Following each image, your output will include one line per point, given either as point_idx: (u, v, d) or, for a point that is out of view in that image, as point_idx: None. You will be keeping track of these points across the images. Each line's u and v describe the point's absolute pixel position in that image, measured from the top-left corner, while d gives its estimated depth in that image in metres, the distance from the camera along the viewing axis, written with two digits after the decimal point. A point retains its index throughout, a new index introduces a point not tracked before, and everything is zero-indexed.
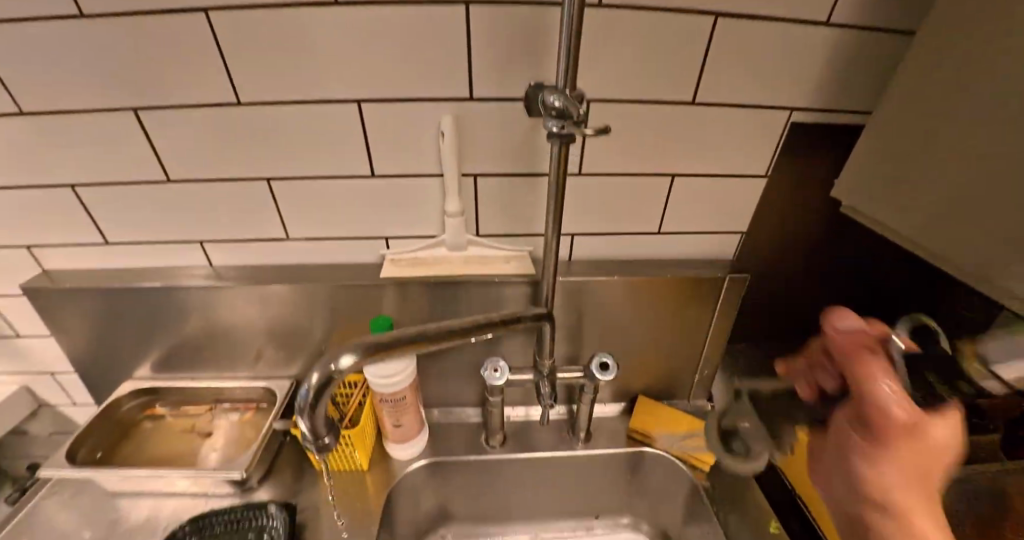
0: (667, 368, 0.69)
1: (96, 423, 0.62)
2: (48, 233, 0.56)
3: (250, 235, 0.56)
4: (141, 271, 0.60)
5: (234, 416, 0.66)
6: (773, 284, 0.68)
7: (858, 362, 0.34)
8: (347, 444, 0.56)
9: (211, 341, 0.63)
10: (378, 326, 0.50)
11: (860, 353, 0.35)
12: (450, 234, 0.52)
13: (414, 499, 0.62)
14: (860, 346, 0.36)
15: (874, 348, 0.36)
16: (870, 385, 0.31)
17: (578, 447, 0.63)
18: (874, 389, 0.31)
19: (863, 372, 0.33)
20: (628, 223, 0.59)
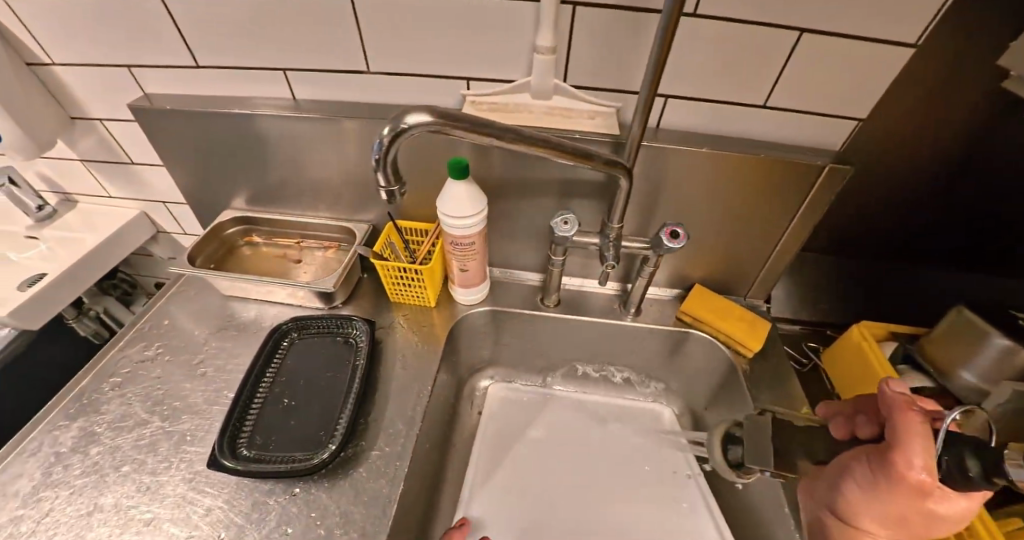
0: (738, 258, 0.66)
1: (206, 240, 0.68)
2: (145, 49, 0.57)
3: (332, 65, 0.55)
4: (232, 99, 0.62)
5: (319, 252, 0.71)
6: (877, 183, 0.61)
7: (899, 416, 0.24)
8: (417, 281, 0.62)
9: (294, 177, 0.66)
10: (455, 167, 0.51)
11: (905, 410, 0.24)
12: (537, 76, 0.49)
13: (471, 340, 0.69)
14: (905, 404, 0.25)
15: (922, 408, 0.24)
16: (899, 436, 0.24)
17: (629, 319, 0.66)
18: (901, 448, 0.23)
19: (896, 432, 0.24)
20: (737, 90, 0.52)
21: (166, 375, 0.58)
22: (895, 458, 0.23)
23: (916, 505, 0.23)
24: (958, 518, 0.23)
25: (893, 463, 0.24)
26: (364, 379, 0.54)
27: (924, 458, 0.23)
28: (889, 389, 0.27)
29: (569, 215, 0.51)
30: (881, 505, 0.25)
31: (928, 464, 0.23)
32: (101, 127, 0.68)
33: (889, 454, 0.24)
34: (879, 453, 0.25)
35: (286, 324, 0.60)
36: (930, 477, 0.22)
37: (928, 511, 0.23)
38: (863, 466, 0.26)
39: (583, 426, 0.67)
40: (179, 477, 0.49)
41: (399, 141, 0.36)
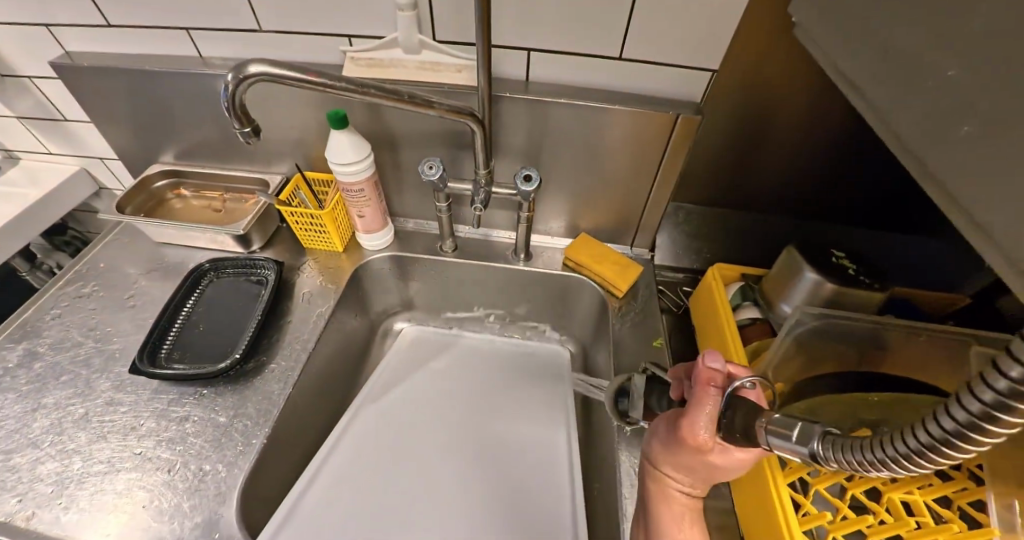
0: (620, 207, 0.72)
1: (136, 191, 0.74)
2: (56, 6, 0.62)
3: (225, 23, 0.60)
4: (145, 56, 0.67)
5: (241, 203, 0.77)
6: (740, 135, 0.66)
7: (700, 390, 0.33)
8: (322, 227, 0.68)
9: (211, 131, 0.72)
10: (333, 118, 0.56)
11: (704, 387, 0.33)
12: (401, 32, 0.54)
13: (381, 283, 0.76)
14: (703, 381, 0.33)
15: (718, 386, 0.33)
16: (696, 410, 0.33)
17: (520, 264, 0.73)
18: (694, 414, 0.32)
19: (692, 407, 0.33)
20: (592, 44, 0.57)
21: (100, 307, 0.66)
22: (682, 428, 0.33)
23: (698, 458, 0.33)
24: (736, 461, 0.33)
25: (683, 427, 0.33)
26: (268, 306, 0.62)
27: (710, 414, 0.32)
28: (702, 370, 0.34)
29: (435, 162, 0.57)
30: (674, 461, 0.35)
31: (711, 423, 0.32)
32: (31, 84, 0.73)
33: (683, 426, 0.33)
34: (665, 430, 0.36)
35: (207, 265, 0.67)
36: (708, 436, 0.32)
37: (704, 459, 0.33)
38: (662, 429, 0.36)
39: (484, 367, 0.74)
40: (105, 384, 0.58)
41: (244, 87, 0.42)
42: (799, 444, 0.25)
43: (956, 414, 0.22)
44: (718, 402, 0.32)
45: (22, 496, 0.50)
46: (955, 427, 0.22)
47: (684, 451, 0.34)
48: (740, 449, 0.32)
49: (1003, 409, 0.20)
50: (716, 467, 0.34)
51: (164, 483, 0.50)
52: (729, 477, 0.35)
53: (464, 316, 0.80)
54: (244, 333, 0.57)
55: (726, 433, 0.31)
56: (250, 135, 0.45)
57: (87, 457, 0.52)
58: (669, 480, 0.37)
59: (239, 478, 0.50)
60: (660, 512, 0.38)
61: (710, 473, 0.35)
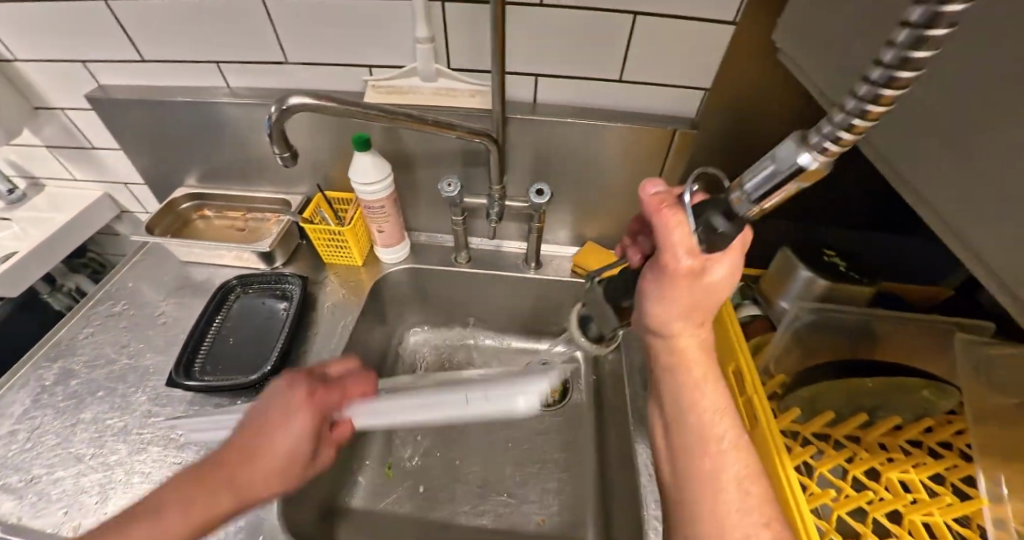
0: (624, 216, 0.76)
1: (162, 214, 0.77)
2: (95, 44, 0.67)
3: (254, 56, 0.65)
4: (175, 87, 0.71)
5: (263, 222, 0.80)
6: None
7: (657, 215, 0.37)
8: (344, 242, 0.72)
9: (236, 156, 0.76)
10: (358, 141, 0.61)
11: (660, 209, 0.37)
12: (421, 62, 0.59)
13: (398, 296, 0.79)
14: (662, 205, 0.37)
15: (670, 203, 0.37)
16: (666, 235, 0.36)
17: (531, 271, 0.76)
18: (666, 232, 0.36)
19: (661, 233, 0.36)
20: (594, 68, 0.62)
21: (133, 324, 0.69)
22: (666, 259, 0.37)
23: (692, 283, 0.38)
24: (725, 273, 0.37)
25: (666, 257, 0.37)
26: (295, 319, 0.66)
27: (680, 240, 0.36)
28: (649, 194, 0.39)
29: (453, 179, 0.61)
30: (672, 295, 0.39)
31: (685, 234, 0.36)
32: (63, 116, 0.78)
33: (665, 257, 0.37)
34: (653, 278, 0.40)
35: (233, 282, 0.71)
36: (692, 257, 0.36)
37: (697, 280, 0.37)
38: (653, 282, 0.40)
39: (462, 371, 0.68)
40: (143, 398, 0.61)
41: (286, 118, 0.47)
42: (782, 169, 0.26)
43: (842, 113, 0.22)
44: (684, 213, 0.36)
45: (68, 507, 0.51)
46: (856, 105, 0.20)
47: (676, 281, 0.38)
48: (724, 252, 0.36)
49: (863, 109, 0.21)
50: (708, 287, 0.38)
51: None
52: (728, 290, 0.39)
53: (477, 325, 0.83)
54: (276, 344, 0.61)
55: (708, 243, 0.34)
56: (289, 159, 0.50)
57: (130, 467, 0.54)
58: (679, 336, 0.42)
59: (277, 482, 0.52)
60: (684, 373, 0.42)
61: (707, 296, 0.39)
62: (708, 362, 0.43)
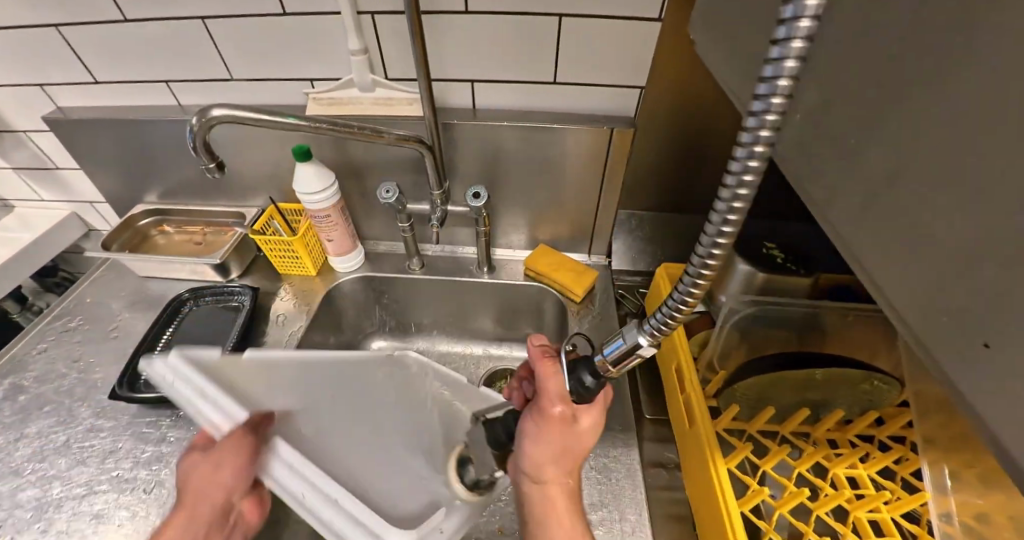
0: (575, 217, 0.76)
1: (120, 229, 0.79)
2: (50, 67, 0.69)
3: (199, 73, 0.66)
4: (129, 106, 0.73)
5: (220, 235, 0.81)
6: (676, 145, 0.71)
7: (540, 367, 0.44)
8: (295, 252, 0.73)
9: (191, 171, 0.78)
10: (299, 152, 0.62)
11: (545, 363, 0.44)
12: (356, 72, 0.60)
13: (355, 305, 0.80)
14: (542, 362, 0.45)
15: (553, 362, 0.45)
16: (547, 382, 0.42)
17: (484, 276, 0.76)
18: (546, 388, 0.42)
19: (546, 377, 0.43)
20: (528, 71, 0.63)
21: (86, 340, 0.70)
22: (546, 403, 0.42)
23: (563, 430, 0.42)
24: (590, 425, 0.43)
25: (545, 405, 0.42)
26: (242, 329, 0.66)
27: (557, 384, 0.42)
28: (534, 346, 0.48)
29: (391, 186, 0.62)
30: (543, 446, 0.42)
31: (558, 383, 0.42)
32: (26, 137, 0.80)
33: (544, 401, 0.43)
34: (532, 425, 0.43)
35: (187, 295, 0.71)
36: (564, 400, 0.42)
37: (569, 430, 0.42)
38: (532, 426, 0.43)
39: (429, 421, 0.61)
40: (88, 412, 0.61)
41: (209, 128, 0.48)
42: (626, 344, 0.35)
43: (699, 243, 0.27)
44: (556, 365, 0.44)
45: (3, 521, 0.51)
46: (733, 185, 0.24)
47: (551, 425, 0.42)
48: (592, 405, 0.42)
49: (726, 220, 0.25)
50: (578, 434, 0.42)
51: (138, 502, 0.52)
52: (592, 441, 0.43)
53: (436, 332, 0.83)
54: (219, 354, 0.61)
55: (568, 393, 0.41)
56: (216, 168, 0.51)
57: (67, 480, 0.54)
58: (550, 485, 0.43)
59: None
60: (554, 524, 0.42)
61: (575, 444, 0.43)
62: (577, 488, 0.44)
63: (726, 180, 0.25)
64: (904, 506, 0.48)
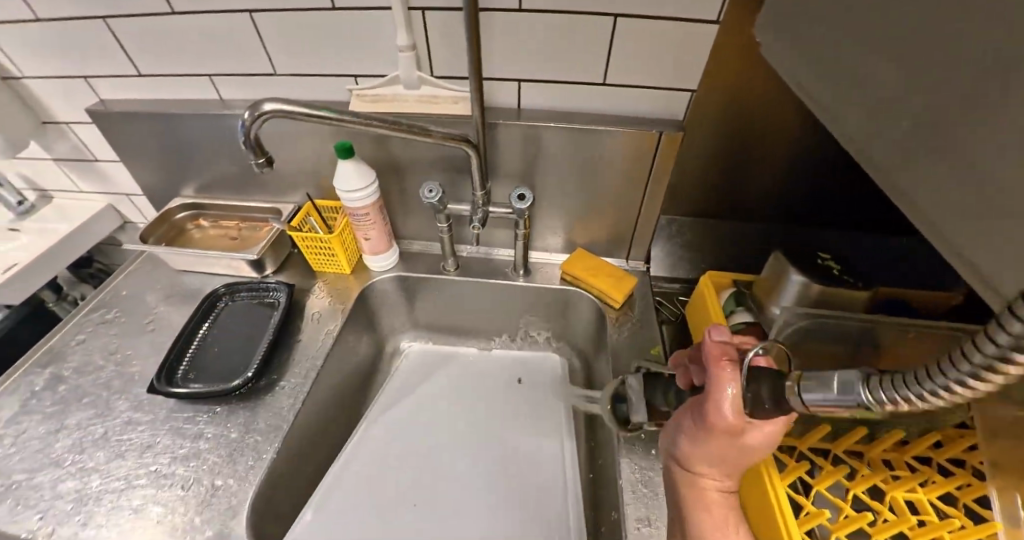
0: (614, 222, 0.74)
1: (158, 223, 0.79)
2: (96, 59, 0.70)
3: (242, 68, 0.66)
4: (170, 100, 0.74)
5: (256, 230, 0.81)
6: (725, 150, 0.69)
7: (714, 368, 0.36)
8: (332, 249, 0.72)
9: (229, 166, 0.78)
10: (341, 148, 0.61)
11: (719, 364, 0.36)
12: (402, 69, 0.59)
13: (387, 304, 0.79)
14: (719, 357, 0.37)
15: (731, 362, 0.36)
16: (716, 391, 0.35)
17: (520, 279, 0.75)
18: (716, 396, 0.35)
19: (712, 380, 0.36)
20: (576, 72, 0.62)
21: (124, 331, 0.70)
22: (710, 410, 0.36)
23: (732, 438, 0.36)
24: (769, 436, 0.36)
25: (710, 406, 0.36)
26: (279, 326, 0.65)
27: (732, 396, 0.35)
28: (712, 342, 0.39)
29: (435, 185, 0.61)
30: (707, 449, 0.38)
31: (734, 401, 0.35)
32: (68, 129, 0.81)
33: (708, 405, 0.36)
34: (690, 423, 0.39)
35: (223, 290, 0.71)
36: (738, 414, 0.35)
37: (740, 441, 0.36)
38: (688, 423, 0.39)
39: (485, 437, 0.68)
40: (127, 404, 0.61)
41: (260, 122, 0.48)
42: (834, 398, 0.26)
43: (950, 371, 0.21)
44: (737, 375, 0.35)
45: (45, 513, 0.51)
46: (990, 360, 0.20)
47: (715, 433, 0.36)
48: (768, 420, 0.35)
49: (997, 362, 0.19)
50: (745, 444, 0.36)
51: (176, 498, 0.51)
52: (762, 455, 0.38)
53: (468, 334, 0.82)
54: (257, 351, 0.60)
55: (756, 411, 0.34)
56: (263, 163, 0.51)
57: (106, 474, 0.54)
58: (704, 481, 0.40)
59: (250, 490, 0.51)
60: (699, 520, 0.40)
61: (740, 452, 0.37)
62: (733, 488, 0.41)
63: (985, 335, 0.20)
64: (970, 535, 0.44)
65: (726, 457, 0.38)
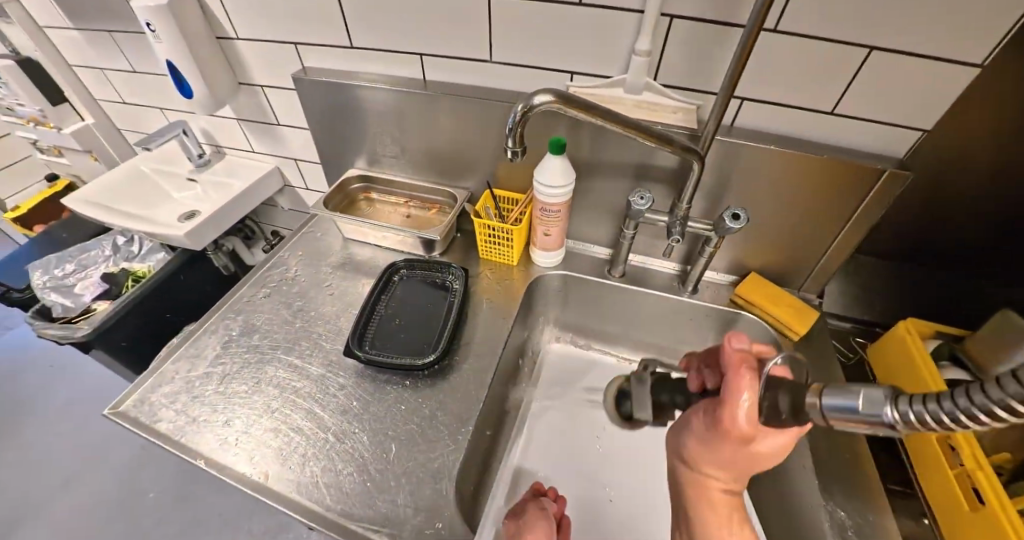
0: (795, 251, 0.72)
1: (335, 191, 0.83)
2: (312, 30, 0.73)
3: (457, 53, 0.68)
4: (369, 75, 0.76)
5: (422, 212, 0.84)
6: (940, 193, 0.65)
7: (734, 373, 0.37)
8: (508, 240, 0.73)
9: (409, 146, 0.80)
10: (554, 145, 0.61)
11: (740, 368, 0.36)
12: (632, 73, 0.59)
13: (543, 300, 0.79)
14: (741, 364, 0.37)
15: (750, 366, 0.37)
16: (734, 398, 0.36)
17: (685, 295, 0.74)
18: (731, 402, 0.36)
19: (727, 391, 0.37)
20: (803, 95, 0.60)
21: (305, 291, 0.74)
22: (725, 417, 0.37)
23: (742, 445, 0.37)
24: (776, 446, 0.37)
25: (724, 413, 0.37)
26: (459, 309, 0.67)
27: (746, 405, 0.36)
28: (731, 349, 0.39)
29: (646, 193, 0.61)
30: (712, 450, 0.40)
31: (750, 410, 0.36)
32: (260, 92, 0.87)
33: (724, 413, 0.37)
34: (702, 421, 0.41)
35: (398, 265, 0.74)
36: (752, 422, 0.36)
37: (748, 448, 0.37)
38: (700, 423, 0.41)
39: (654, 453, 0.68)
40: (318, 362, 0.64)
41: (528, 117, 0.47)
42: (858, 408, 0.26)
43: (953, 399, 0.22)
44: (755, 384, 0.36)
45: (258, 454, 0.54)
46: (1002, 400, 0.20)
47: (724, 438, 0.38)
48: (782, 429, 0.36)
49: (999, 410, 0.20)
50: (755, 452, 0.37)
51: (381, 462, 0.53)
52: (770, 462, 0.39)
53: (614, 341, 0.81)
54: (448, 331, 0.62)
55: (769, 419, 0.34)
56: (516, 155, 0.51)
57: (311, 426, 0.57)
58: (708, 477, 0.42)
59: (449, 469, 0.52)
60: (712, 512, 0.42)
61: (755, 461, 0.38)
62: (737, 490, 0.43)
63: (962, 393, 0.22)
64: None
65: (755, 463, 0.39)
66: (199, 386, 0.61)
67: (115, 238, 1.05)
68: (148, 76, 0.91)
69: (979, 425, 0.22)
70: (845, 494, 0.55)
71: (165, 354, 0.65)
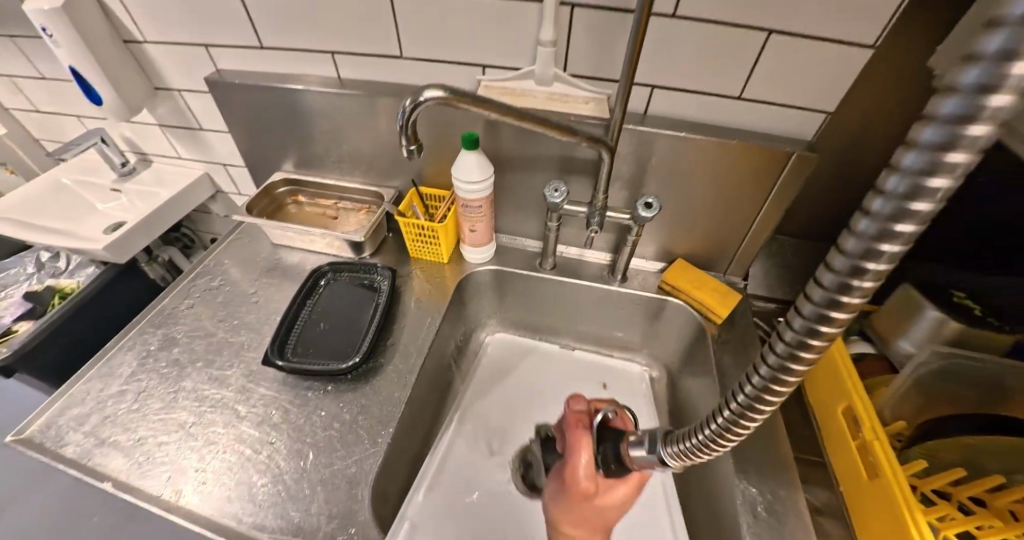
0: (718, 234, 0.73)
1: (261, 196, 0.81)
2: (219, 31, 0.70)
3: (368, 51, 0.66)
4: (285, 75, 0.74)
5: (352, 213, 0.83)
6: (849, 172, 0.66)
7: (574, 436, 0.47)
8: (435, 239, 0.72)
9: (333, 147, 0.78)
10: (468, 140, 0.60)
11: (576, 429, 0.48)
12: (540, 66, 0.58)
13: (477, 295, 0.79)
14: (576, 425, 0.48)
15: (583, 425, 0.48)
16: (577, 454, 0.46)
17: (615, 284, 0.74)
18: (575, 460, 0.46)
19: (574, 447, 0.47)
20: (711, 82, 0.60)
21: (229, 300, 0.72)
22: (574, 477, 0.46)
23: (584, 505, 0.47)
24: (620, 497, 0.46)
25: (573, 469, 0.46)
26: (385, 310, 0.67)
27: (585, 462, 0.46)
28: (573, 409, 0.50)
29: (560, 185, 0.62)
30: (568, 516, 0.48)
31: (587, 465, 0.46)
32: (177, 95, 0.83)
33: (569, 482, 0.47)
34: (557, 487, 0.49)
35: (325, 268, 0.72)
36: (591, 486, 0.45)
37: (596, 505, 0.46)
38: (554, 496, 0.50)
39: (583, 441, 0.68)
40: (238, 373, 0.62)
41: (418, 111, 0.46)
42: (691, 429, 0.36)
43: (772, 353, 0.29)
44: (590, 441, 0.47)
45: (170, 472, 0.53)
46: (796, 339, 0.27)
47: (573, 509, 0.47)
48: (618, 481, 0.46)
49: (808, 333, 0.26)
50: (600, 507, 0.46)
51: (298, 471, 0.52)
52: (617, 516, 0.47)
53: (550, 333, 0.82)
54: (370, 333, 0.61)
55: (607, 467, 0.44)
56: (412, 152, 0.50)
57: (225, 440, 0.55)
58: None
59: (369, 473, 0.52)
60: None
61: (599, 514, 0.47)
62: None
63: (786, 333, 0.28)
64: None
65: (603, 514, 0.47)
66: (114, 403, 0.60)
67: (40, 254, 1.02)
68: (59, 81, 0.87)
69: (791, 378, 0.29)
70: (760, 474, 0.56)
71: (77, 375, 0.63)
